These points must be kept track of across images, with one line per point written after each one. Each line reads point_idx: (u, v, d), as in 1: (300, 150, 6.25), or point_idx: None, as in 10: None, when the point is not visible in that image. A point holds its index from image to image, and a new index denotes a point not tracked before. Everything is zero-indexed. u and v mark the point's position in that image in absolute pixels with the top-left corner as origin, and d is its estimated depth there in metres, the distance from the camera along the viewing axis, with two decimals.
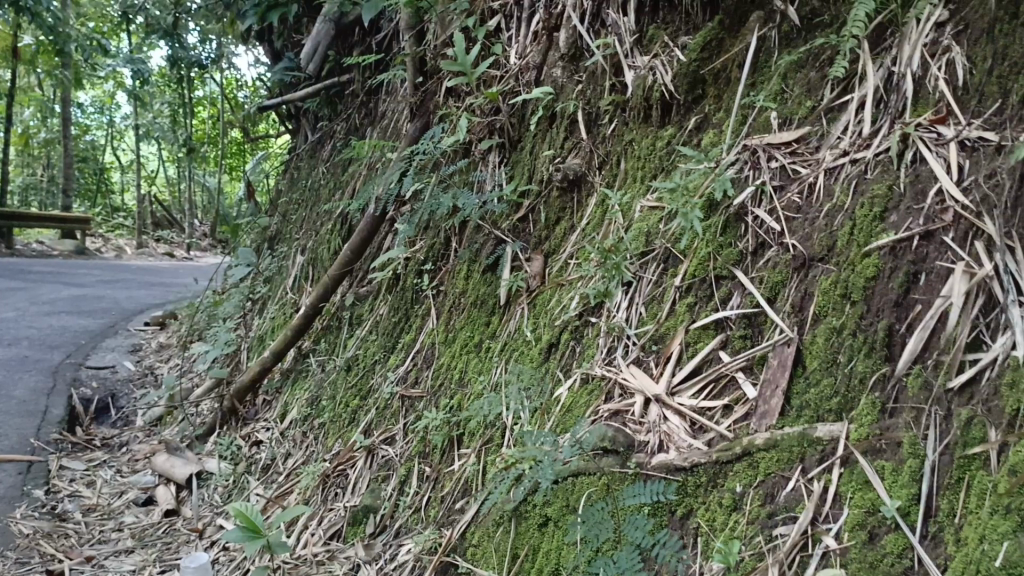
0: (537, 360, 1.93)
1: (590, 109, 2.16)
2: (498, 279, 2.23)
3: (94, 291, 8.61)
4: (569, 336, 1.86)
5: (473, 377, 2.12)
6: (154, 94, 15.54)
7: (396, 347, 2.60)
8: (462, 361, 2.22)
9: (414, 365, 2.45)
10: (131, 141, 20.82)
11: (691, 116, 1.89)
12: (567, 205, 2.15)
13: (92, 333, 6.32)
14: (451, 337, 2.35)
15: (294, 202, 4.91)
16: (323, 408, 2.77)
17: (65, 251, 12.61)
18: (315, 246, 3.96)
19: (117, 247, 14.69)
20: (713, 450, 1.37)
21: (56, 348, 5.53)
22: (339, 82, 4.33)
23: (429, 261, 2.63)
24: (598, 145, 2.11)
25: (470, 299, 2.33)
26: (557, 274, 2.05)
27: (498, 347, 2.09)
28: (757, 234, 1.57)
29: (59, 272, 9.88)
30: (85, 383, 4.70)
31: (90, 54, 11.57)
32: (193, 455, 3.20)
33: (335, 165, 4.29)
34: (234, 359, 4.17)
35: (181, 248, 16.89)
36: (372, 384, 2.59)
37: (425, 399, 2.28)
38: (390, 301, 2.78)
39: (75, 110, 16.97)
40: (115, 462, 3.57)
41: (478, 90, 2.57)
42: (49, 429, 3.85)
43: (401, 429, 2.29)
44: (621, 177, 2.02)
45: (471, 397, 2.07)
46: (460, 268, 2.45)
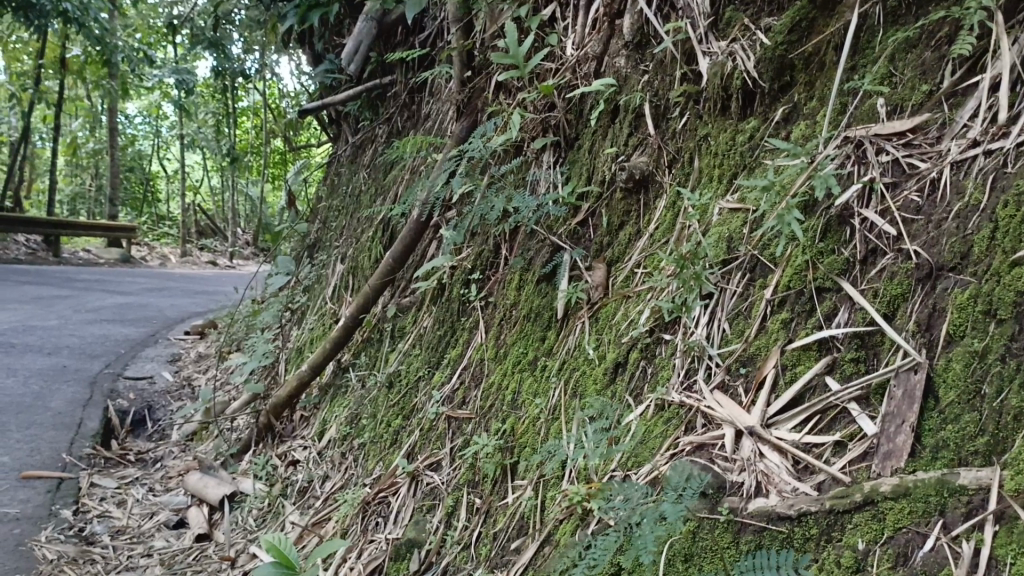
0: (601, 383, 1.70)
1: (658, 101, 1.94)
2: (555, 290, 2.01)
3: (136, 299, 8.60)
4: (638, 355, 1.64)
5: (527, 399, 1.91)
6: (198, 104, 15.64)
7: (441, 363, 2.41)
8: (515, 380, 2.01)
9: (462, 383, 2.25)
10: (177, 152, 21.08)
11: (779, 106, 1.67)
12: (631, 208, 1.93)
13: (132, 342, 6.24)
14: (502, 353, 2.15)
15: (335, 209, 4.76)
16: (363, 427, 2.59)
17: (111, 259, 12.71)
18: (355, 253, 3.80)
19: (161, 255, 14.79)
20: (825, 497, 1.14)
21: (95, 358, 5.45)
22: (381, 84, 4.17)
23: (477, 269, 2.44)
24: (667, 141, 1.90)
25: (522, 312, 2.13)
26: (622, 285, 1.83)
27: (556, 366, 1.87)
28: (867, 239, 1.35)
29: (104, 280, 9.92)
30: (122, 395, 4.59)
31: (137, 64, 11.66)
32: (228, 474, 3.04)
33: (377, 170, 4.13)
34: (272, 371, 4.02)
35: (224, 257, 16.97)
36: (416, 403, 2.40)
37: (474, 421, 2.08)
38: (435, 313, 2.58)
39: (122, 120, 17.17)
40: (148, 479, 3.43)
41: (532, 84, 2.37)
42: (83, 443, 3.73)
43: (447, 453, 2.09)
44: (696, 176, 1.80)
45: (526, 423, 1.86)
46: (512, 278, 2.24)
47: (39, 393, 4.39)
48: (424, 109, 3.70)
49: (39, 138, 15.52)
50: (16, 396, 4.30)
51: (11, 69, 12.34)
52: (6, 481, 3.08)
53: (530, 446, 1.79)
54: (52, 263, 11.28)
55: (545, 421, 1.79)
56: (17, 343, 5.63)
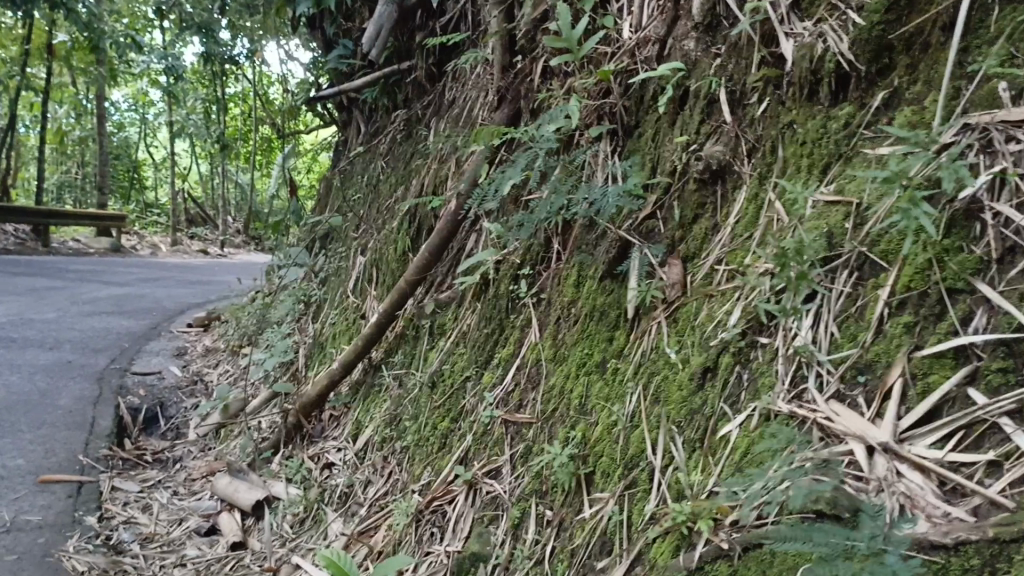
0: (686, 390, 1.59)
1: (733, 86, 1.83)
2: (623, 289, 1.90)
3: (134, 290, 8.43)
4: (730, 360, 1.54)
5: (598, 404, 1.80)
6: (187, 91, 15.40)
7: (490, 362, 2.30)
8: (580, 384, 1.90)
9: (517, 385, 2.14)
10: (166, 139, 20.79)
11: (878, 91, 1.55)
12: (706, 201, 1.82)
13: (134, 335, 6.10)
14: (562, 354, 2.03)
15: (349, 199, 4.62)
16: (406, 430, 2.48)
17: (102, 248, 12.51)
18: (378, 245, 3.68)
19: (152, 244, 14.57)
20: (986, 524, 1.04)
21: (99, 352, 5.31)
22: (401, 69, 4.05)
23: (527, 264, 2.33)
24: (745, 128, 1.79)
25: (584, 310, 2.02)
26: (702, 283, 1.72)
27: (630, 368, 1.77)
28: (1003, 236, 1.23)
29: (98, 270, 9.73)
30: (132, 391, 4.46)
31: (125, 50, 11.41)
32: (258, 477, 2.92)
33: (396, 159, 4.01)
34: (292, 368, 3.90)
35: (215, 245, 16.76)
36: (464, 405, 2.29)
37: (536, 426, 1.97)
38: (479, 310, 2.47)
39: (110, 106, 16.89)
40: (170, 482, 3.31)
41: (584, 68, 2.25)
42: (98, 444, 3.60)
43: (507, 460, 1.99)
44: (780, 167, 1.69)
45: (599, 430, 1.75)
46: (569, 274, 2.13)
47: (46, 391, 4.26)
48: (449, 95, 3.58)
49: (25, 125, 15.23)
50: (23, 394, 4.16)
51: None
52: (25, 486, 2.96)
53: (608, 455, 1.68)
54: (43, 253, 11.07)
55: (623, 429, 1.69)
56: (18, 337, 5.48)
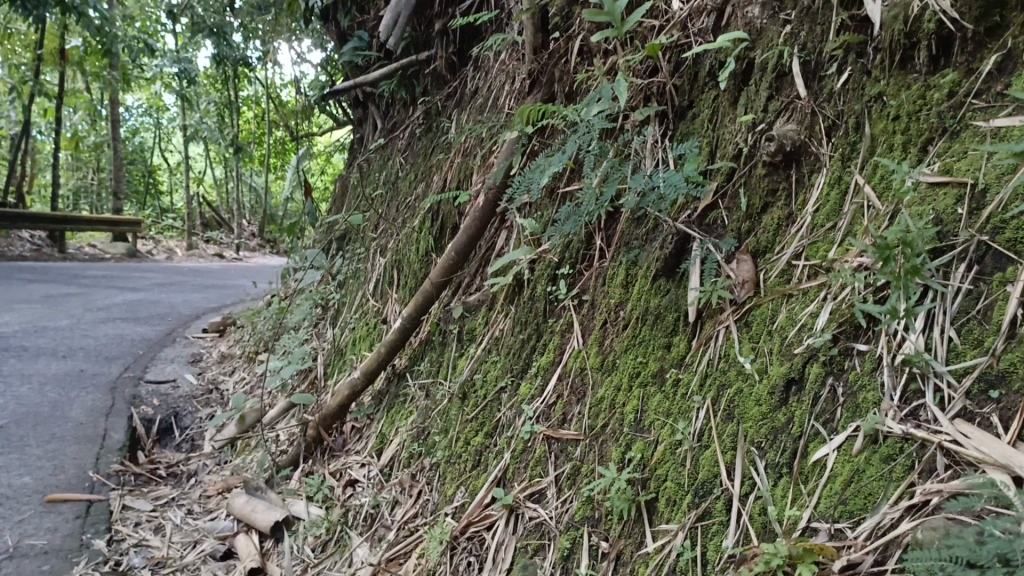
0: (766, 406, 1.37)
1: (807, 55, 1.61)
2: (682, 289, 1.68)
3: (149, 295, 8.29)
4: (820, 369, 1.32)
5: (657, 420, 1.59)
6: (201, 95, 15.33)
7: (527, 371, 2.09)
8: (634, 396, 1.68)
9: (559, 397, 1.93)
10: (180, 143, 20.74)
11: (987, 54, 1.34)
12: (777, 187, 1.60)
13: (148, 341, 5.93)
14: (611, 363, 1.82)
15: (366, 198, 4.44)
16: (436, 445, 2.28)
17: (118, 253, 12.39)
18: (399, 245, 3.49)
19: (167, 249, 14.45)
20: None
21: (111, 360, 5.14)
22: (419, 60, 3.87)
23: (566, 263, 2.12)
24: (822, 103, 1.58)
25: (634, 313, 1.80)
26: (777, 281, 1.50)
27: (695, 379, 1.55)
28: None
29: (113, 276, 9.60)
30: (145, 401, 4.28)
31: (138, 54, 11.28)
32: (276, 495, 2.72)
33: (417, 154, 3.82)
34: (310, 376, 3.72)
35: (230, 249, 16.64)
36: (500, 419, 2.08)
37: (584, 443, 1.76)
38: (513, 314, 2.26)
39: (123, 111, 16.82)
40: (184, 499, 3.12)
41: (629, 45, 2.05)
42: (109, 459, 3.43)
43: (552, 482, 1.77)
44: (867, 146, 1.48)
45: (660, 449, 1.54)
46: (616, 272, 1.92)
47: (56, 402, 4.09)
48: (472, 86, 3.39)
49: (40, 131, 15.16)
50: (32, 405, 3.99)
51: (8, 62, 11.96)
52: (30, 506, 2.78)
53: (673, 480, 1.47)
54: (58, 259, 10.96)
55: (690, 449, 1.47)
56: (30, 346, 5.32)
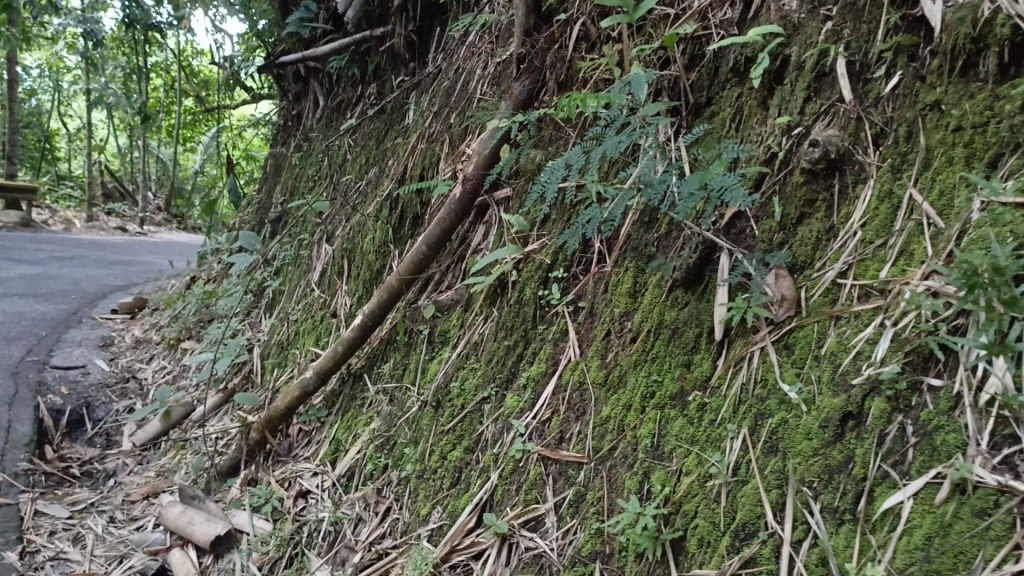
0: (817, 441, 1.24)
1: (852, 56, 1.49)
2: (704, 304, 1.55)
3: (50, 269, 7.73)
4: (884, 404, 1.19)
5: (678, 447, 1.45)
6: (108, 58, 14.50)
7: (515, 381, 1.94)
8: (648, 418, 1.54)
9: (554, 413, 1.78)
10: (80, 108, 19.62)
11: None
12: (817, 197, 1.47)
13: (53, 321, 5.50)
14: (616, 378, 1.68)
15: (306, 180, 4.20)
16: (405, 458, 2.11)
17: (11, 222, 11.57)
18: (349, 233, 3.27)
19: (66, 219, 13.62)
20: None
21: (12, 342, 4.72)
22: (374, 36, 3.70)
23: (559, 268, 1.99)
24: (868, 109, 1.45)
25: (644, 327, 1.67)
26: (822, 301, 1.37)
27: (725, 404, 1.41)
28: None
29: (6, 246, 8.93)
30: (52, 388, 3.92)
31: (41, 11, 10.50)
32: (215, 505, 2.49)
33: (369, 137, 3.62)
34: (246, 369, 3.47)
35: (135, 222, 15.82)
36: (483, 432, 1.93)
37: (588, 467, 1.61)
38: (498, 318, 2.11)
39: (21, 71, 15.74)
40: (106, 505, 2.81)
41: (640, 34, 1.92)
42: (16, 456, 3.10)
43: (551, 509, 1.61)
44: (922, 158, 1.35)
45: (686, 481, 1.39)
46: (622, 280, 1.79)
47: None
48: (434, 67, 3.23)
49: None
50: None
51: None
52: None
53: (705, 519, 1.32)
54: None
55: (724, 484, 1.33)
56: None
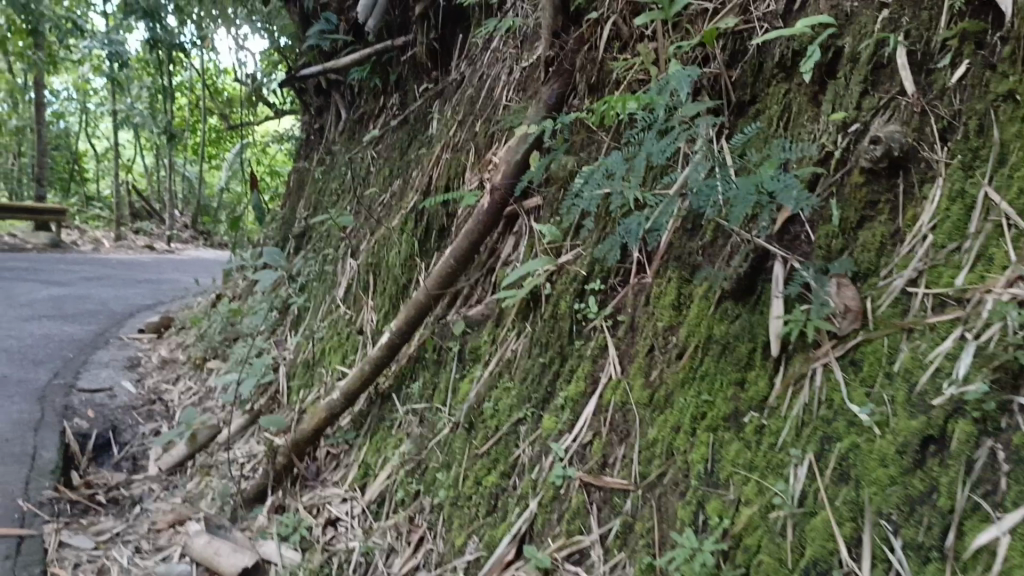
0: (895, 468, 1.12)
1: (912, 45, 1.38)
2: (757, 317, 1.44)
3: (77, 290, 7.74)
4: (969, 427, 1.07)
5: (735, 474, 1.33)
6: (132, 79, 14.62)
7: (552, 401, 1.83)
8: (700, 442, 1.42)
9: (595, 435, 1.67)
10: (106, 129, 19.82)
11: None
12: (879, 198, 1.35)
13: (80, 342, 5.47)
14: (663, 398, 1.57)
15: (329, 194, 4.13)
16: (438, 484, 2.01)
17: (40, 244, 11.65)
18: (374, 247, 3.19)
19: (94, 239, 13.72)
20: None
21: (39, 364, 4.68)
22: (395, 46, 3.62)
23: (595, 280, 1.88)
24: (933, 101, 1.33)
25: (690, 342, 1.56)
26: (891, 313, 1.25)
27: (786, 426, 1.30)
28: None
29: (35, 268, 8.97)
30: (78, 411, 3.86)
31: (65, 34, 10.58)
32: (242, 535, 2.40)
33: (392, 149, 3.54)
34: (272, 389, 3.39)
35: (161, 240, 15.92)
36: (520, 456, 1.82)
37: (635, 495, 1.50)
38: (530, 334, 2.01)
39: (47, 94, 15.91)
40: (132, 534, 2.73)
41: (677, 32, 1.82)
42: (42, 484, 3.04)
43: (597, 541, 1.50)
44: (997, 153, 1.22)
45: (745, 511, 1.28)
46: (665, 292, 1.67)
47: None
48: (458, 76, 3.14)
49: None
50: None
51: None
52: None
53: (770, 555, 1.21)
54: None
55: (789, 516, 1.21)
56: None
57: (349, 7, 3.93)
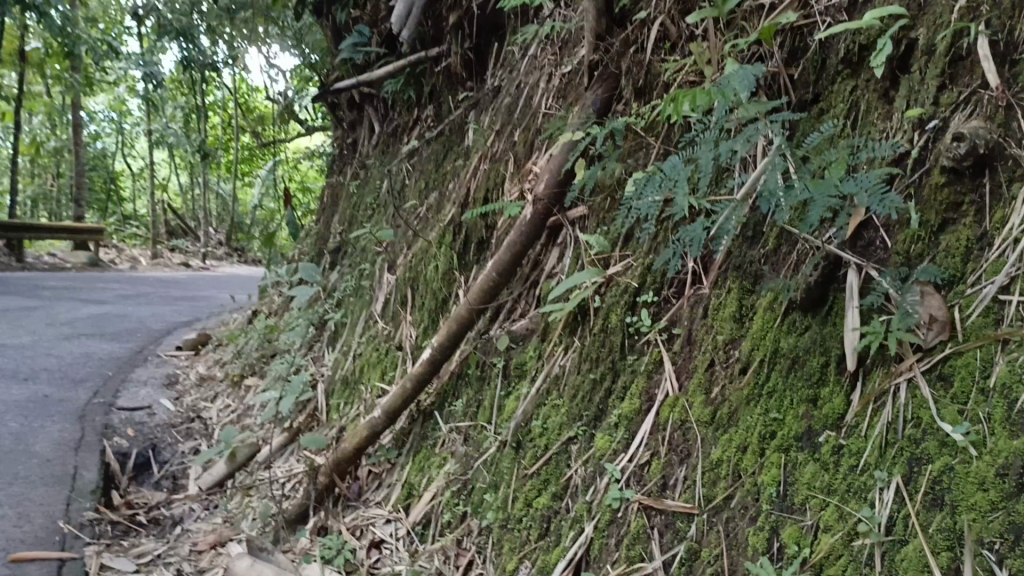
0: (995, 494, 1.02)
1: (995, 34, 1.27)
2: (829, 330, 1.35)
3: (115, 308, 7.79)
4: None
5: (813, 498, 1.24)
6: (167, 99, 14.82)
7: (603, 419, 1.75)
8: (771, 463, 1.33)
9: (653, 455, 1.58)
10: (141, 149, 20.09)
11: None
12: (963, 199, 1.25)
13: (119, 360, 5.48)
14: (726, 416, 1.48)
15: (364, 208, 4.08)
16: (486, 506, 1.93)
17: (78, 263, 11.79)
18: (412, 261, 3.13)
19: (131, 257, 13.87)
20: None
21: (78, 383, 4.69)
22: (429, 57, 3.58)
23: (648, 291, 1.79)
24: (1019, 95, 1.22)
25: (755, 355, 1.47)
26: (981, 323, 1.15)
27: (868, 446, 1.21)
28: None
29: (74, 286, 9.06)
30: (118, 430, 3.85)
31: (101, 57, 10.71)
32: (284, 558, 2.28)
33: (428, 160, 3.49)
34: (311, 406, 3.34)
35: (196, 257, 16.06)
36: (572, 477, 1.73)
37: (700, 519, 1.40)
38: (579, 348, 1.92)
39: (85, 116, 16.16)
40: (173, 556, 2.69)
41: (731, 30, 1.73)
42: (83, 504, 3.02)
43: (660, 568, 1.41)
44: None
45: (827, 540, 1.19)
46: (724, 303, 1.59)
47: (19, 434, 3.65)
48: (495, 85, 3.09)
49: None
50: None
51: None
52: None
53: None
54: (13, 269, 10.35)
55: (877, 545, 1.12)
56: None
57: (382, 20, 3.90)
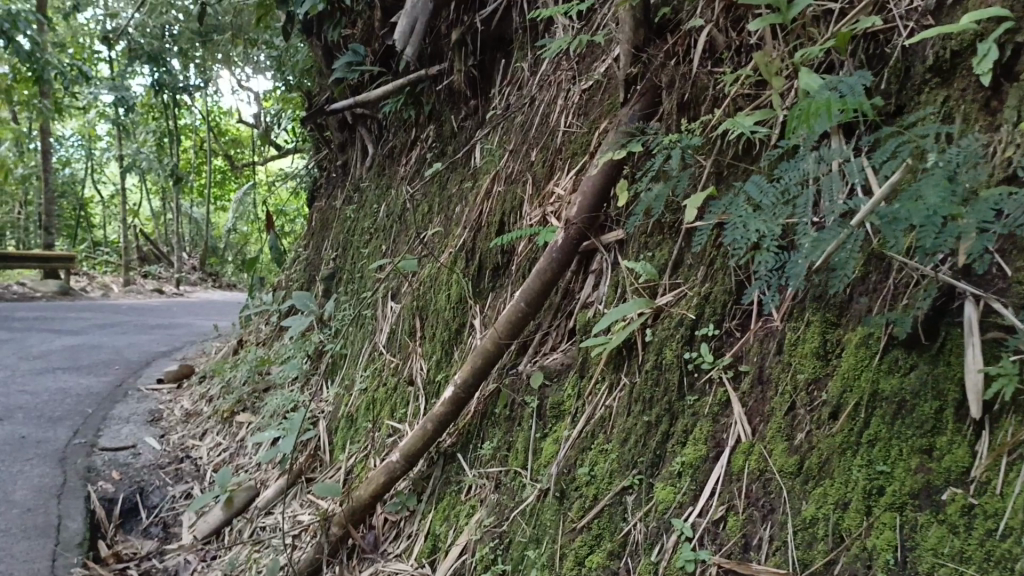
0: None
1: None
2: (943, 370, 1.20)
3: (89, 338, 7.49)
4: None
5: (945, 568, 1.08)
6: (139, 124, 14.52)
7: (662, 466, 1.58)
8: (883, 523, 1.17)
9: (730, 510, 1.40)
10: (111, 175, 19.71)
11: None
12: None
13: (97, 396, 5.22)
14: (816, 466, 1.31)
15: (360, 233, 3.91)
16: (527, 562, 1.74)
17: (48, 292, 11.44)
18: (418, 289, 2.95)
19: (103, 285, 13.51)
20: None
21: (56, 422, 4.44)
22: (430, 76, 3.45)
23: (708, 324, 1.64)
24: None
25: (847, 397, 1.32)
26: None
27: (1007, 507, 1.05)
28: None
29: (45, 317, 8.74)
30: (102, 473, 3.61)
31: (71, 81, 10.43)
32: None
33: (431, 183, 3.33)
34: (311, 445, 3.14)
35: (171, 284, 15.71)
36: (630, 533, 1.54)
37: None
38: (626, 386, 1.76)
39: (54, 142, 15.80)
40: None
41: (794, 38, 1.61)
42: (70, 559, 2.79)
43: None
44: None
45: None
46: (804, 339, 1.44)
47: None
48: (504, 103, 2.95)
49: None
50: None
51: None
52: None
53: None
54: None
55: None
56: None
57: (376, 38, 3.75)
